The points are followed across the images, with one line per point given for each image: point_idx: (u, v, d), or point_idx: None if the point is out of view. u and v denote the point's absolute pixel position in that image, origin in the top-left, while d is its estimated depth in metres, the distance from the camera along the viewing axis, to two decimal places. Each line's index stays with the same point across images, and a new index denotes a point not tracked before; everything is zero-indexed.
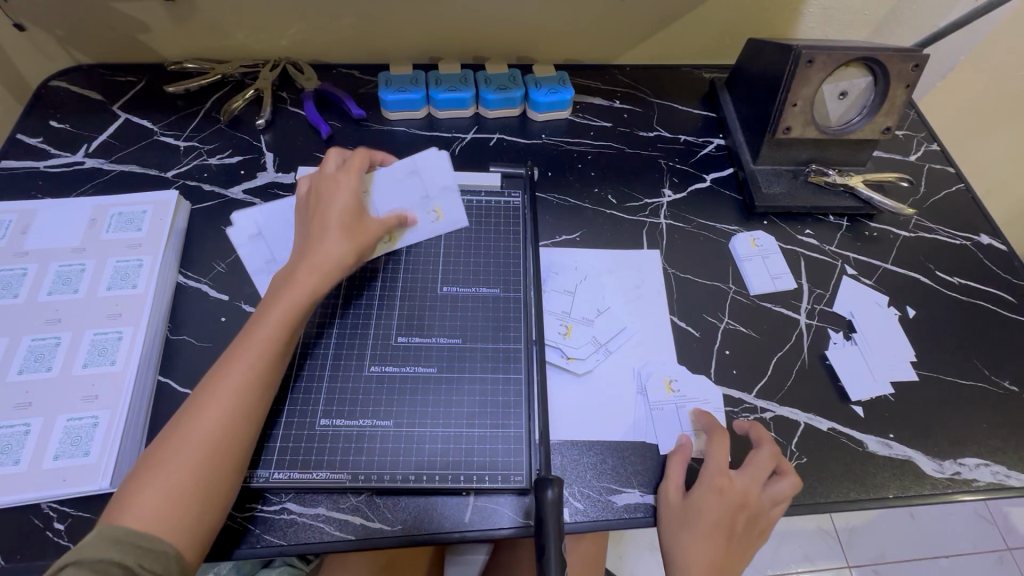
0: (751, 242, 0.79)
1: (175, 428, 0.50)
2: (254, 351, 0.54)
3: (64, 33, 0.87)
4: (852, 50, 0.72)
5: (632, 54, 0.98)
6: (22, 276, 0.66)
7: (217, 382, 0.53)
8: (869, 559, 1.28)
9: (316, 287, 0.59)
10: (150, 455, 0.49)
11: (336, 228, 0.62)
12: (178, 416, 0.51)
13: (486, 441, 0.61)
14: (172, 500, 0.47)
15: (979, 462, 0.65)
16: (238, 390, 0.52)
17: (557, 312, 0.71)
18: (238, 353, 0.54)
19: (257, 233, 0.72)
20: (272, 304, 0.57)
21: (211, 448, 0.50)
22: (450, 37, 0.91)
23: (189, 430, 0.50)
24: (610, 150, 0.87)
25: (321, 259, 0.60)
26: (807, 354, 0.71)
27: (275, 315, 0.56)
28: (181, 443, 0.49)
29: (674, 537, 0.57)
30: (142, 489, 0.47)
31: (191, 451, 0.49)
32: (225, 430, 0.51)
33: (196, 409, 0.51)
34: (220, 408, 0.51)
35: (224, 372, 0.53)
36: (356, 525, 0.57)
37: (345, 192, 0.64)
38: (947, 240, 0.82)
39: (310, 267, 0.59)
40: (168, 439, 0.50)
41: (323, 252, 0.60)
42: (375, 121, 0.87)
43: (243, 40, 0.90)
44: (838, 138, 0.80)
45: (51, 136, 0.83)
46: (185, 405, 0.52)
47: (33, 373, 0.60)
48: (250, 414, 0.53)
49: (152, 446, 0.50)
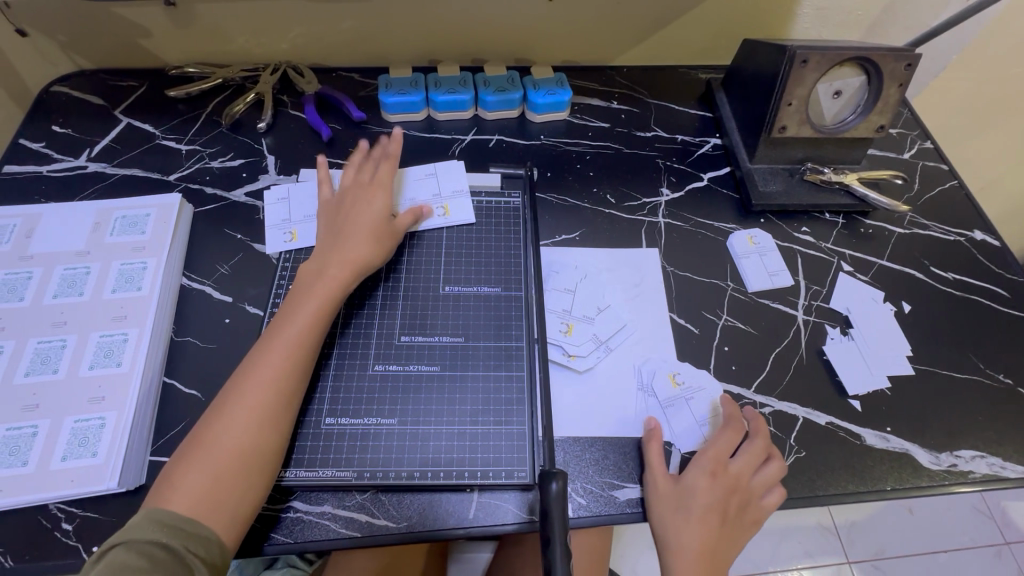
0: (749, 240, 0.80)
1: (212, 421, 0.54)
2: (285, 344, 0.58)
3: (65, 38, 0.87)
4: (846, 50, 0.73)
5: (629, 55, 0.99)
6: (27, 279, 0.67)
7: (249, 375, 0.57)
8: (869, 554, 1.29)
9: (342, 286, 0.64)
10: (189, 447, 0.53)
11: (360, 231, 0.67)
12: (213, 410, 0.55)
13: (490, 438, 0.62)
14: (212, 487, 0.51)
15: (974, 454, 0.66)
16: (272, 380, 0.56)
17: (558, 310, 0.72)
18: (269, 348, 0.58)
19: (285, 196, 0.78)
20: (302, 301, 0.62)
21: (248, 437, 0.53)
22: (449, 39, 0.92)
23: (226, 421, 0.54)
24: (608, 151, 0.88)
25: (345, 260, 0.65)
26: (804, 350, 0.72)
27: (301, 314, 0.61)
28: (218, 435, 0.53)
29: (664, 520, 0.58)
30: (183, 477, 0.51)
31: (228, 441, 0.53)
32: (259, 420, 0.54)
33: (231, 402, 0.55)
34: (253, 400, 0.55)
35: (255, 366, 0.57)
36: (362, 523, 0.58)
37: (368, 200, 0.70)
38: (942, 236, 0.83)
39: (334, 267, 0.64)
40: (209, 429, 0.54)
41: (349, 253, 0.65)
42: (376, 123, 0.88)
43: (244, 44, 0.90)
44: (833, 136, 0.81)
45: (53, 140, 0.84)
46: (220, 399, 0.56)
47: (39, 375, 0.61)
48: (286, 403, 0.56)
49: (191, 438, 0.54)
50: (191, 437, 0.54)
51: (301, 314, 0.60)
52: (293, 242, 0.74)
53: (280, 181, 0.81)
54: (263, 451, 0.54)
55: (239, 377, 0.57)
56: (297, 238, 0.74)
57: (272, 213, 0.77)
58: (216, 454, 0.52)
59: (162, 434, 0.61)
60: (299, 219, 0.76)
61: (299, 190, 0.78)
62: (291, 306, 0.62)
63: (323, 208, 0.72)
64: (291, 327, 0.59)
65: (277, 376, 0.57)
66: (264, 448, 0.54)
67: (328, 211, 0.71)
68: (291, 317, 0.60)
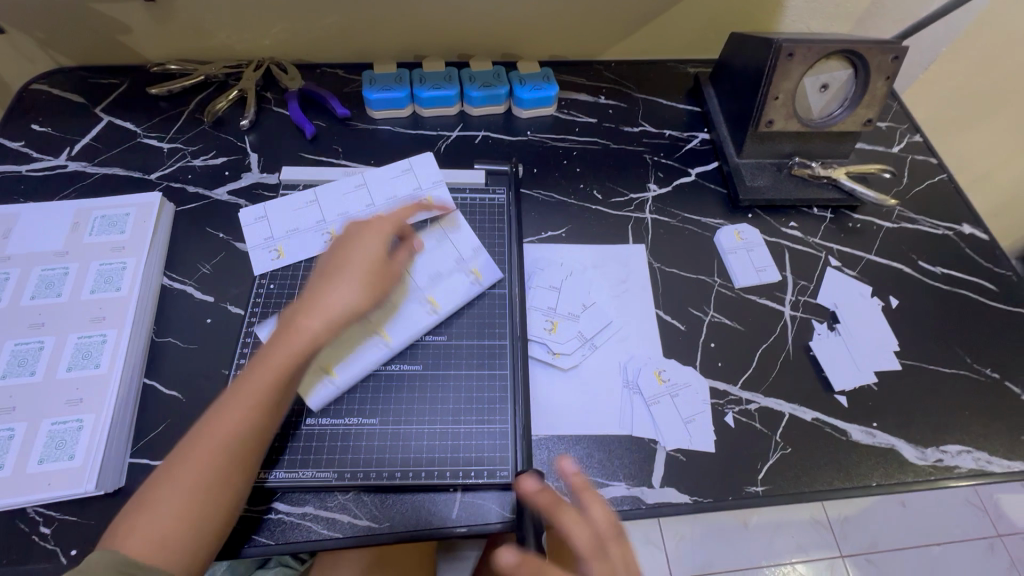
0: (736, 235, 0.79)
1: (172, 461, 0.52)
2: (263, 383, 0.55)
3: (44, 35, 0.86)
4: (832, 43, 0.72)
5: (617, 50, 0.98)
6: (4, 280, 0.66)
7: (219, 413, 0.54)
8: (862, 548, 1.29)
9: (324, 325, 0.58)
10: (149, 486, 0.51)
11: (354, 275, 0.61)
12: (177, 450, 0.53)
13: (472, 437, 0.61)
14: (172, 528, 0.49)
15: (961, 449, 0.66)
16: (246, 420, 0.53)
17: (542, 308, 0.72)
18: (240, 391, 0.54)
19: (262, 215, 0.74)
20: (284, 335, 0.57)
21: (206, 480, 0.51)
22: (435, 35, 0.91)
23: (186, 464, 0.51)
24: (594, 146, 0.88)
25: (330, 306, 0.59)
26: (791, 346, 0.72)
27: (281, 350, 0.56)
28: (179, 477, 0.51)
29: None
30: (141, 518, 0.49)
31: (187, 484, 0.50)
32: (220, 461, 0.51)
33: (193, 444, 0.52)
34: (215, 443, 0.52)
35: (224, 408, 0.54)
36: (344, 523, 0.57)
37: (364, 243, 0.64)
38: (930, 231, 0.83)
39: (318, 313, 0.58)
40: (178, 460, 0.51)
41: (336, 296, 0.59)
42: (360, 120, 0.87)
43: (226, 41, 0.89)
44: (821, 130, 0.80)
45: (33, 139, 0.83)
46: (184, 439, 0.53)
47: (16, 377, 0.60)
48: (254, 441, 0.53)
49: (152, 477, 0.52)
50: (153, 475, 0.52)
51: (275, 360, 0.56)
52: (280, 260, 0.72)
53: (262, 179, 0.80)
54: (223, 494, 0.51)
55: (214, 411, 0.54)
56: (284, 254, 0.72)
57: (252, 234, 0.73)
58: (174, 497, 0.50)
59: (142, 435, 0.61)
60: (283, 235, 0.73)
61: (276, 205, 0.75)
62: (268, 349, 0.57)
63: (331, 243, 0.67)
64: (264, 373, 0.55)
65: (243, 421, 0.53)
66: (227, 489, 0.51)
67: (329, 248, 0.65)
68: (266, 361, 0.56)
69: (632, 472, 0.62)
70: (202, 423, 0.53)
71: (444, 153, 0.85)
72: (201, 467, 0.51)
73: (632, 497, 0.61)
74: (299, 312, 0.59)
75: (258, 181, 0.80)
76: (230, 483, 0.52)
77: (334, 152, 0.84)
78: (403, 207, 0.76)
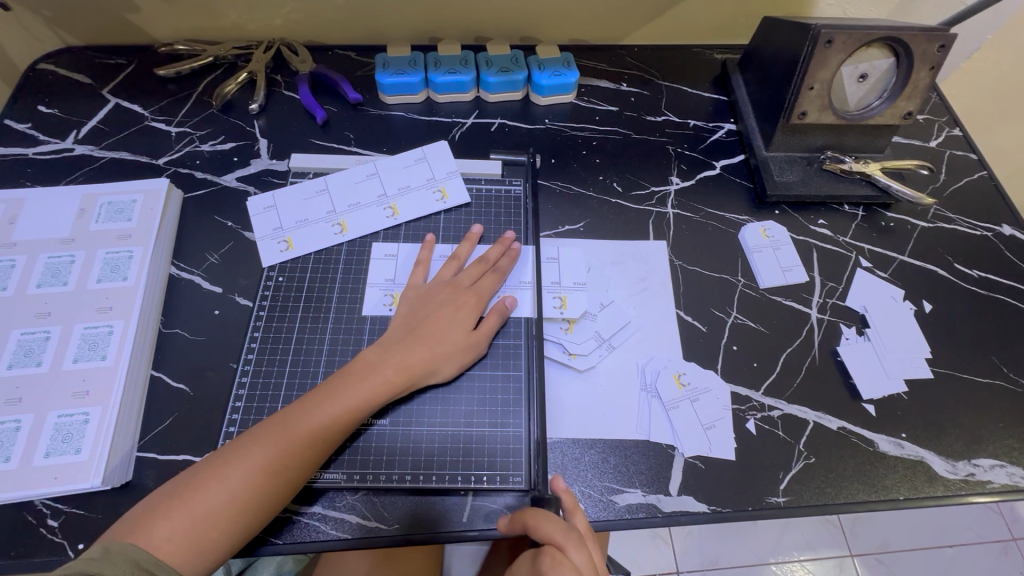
0: (762, 233, 0.76)
1: (211, 464, 0.51)
2: (322, 420, 0.54)
3: (50, 13, 0.83)
4: (875, 29, 0.67)
5: (640, 34, 0.93)
6: (11, 267, 0.65)
7: (271, 432, 0.53)
8: (872, 548, 1.27)
9: (394, 384, 0.57)
10: (180, 485, 0.50)
11: (435, 338, 0.61)
12: (218, 454, 0.52)
13: (485, 440, 0.60)
14: (194, 533, 0.48)
15: (994, 463, 0.63)
16: (298, 452, 0.52)
17: (547, 283, 0.70)
18: (296, 415, 0.54)
19: (272, 204, 0.73)
20: (354, 380, 0.56)
21: (237, 496, 0.50)
22: (450, 17, 0.87)
23: (223, 472, 0.50)
24: (615, 136, 0.84)
25: (400, 363, 0.58)
26: (817, 350, 0.69)
27: (348, 395, 0.55)
28: (221, 476, 0.50)
29: None
30: (165, 518, 0.48)
31: (223, 490, 0.49)
32: (256, 479, 0.50)
33: (235, 455, 0.51)
34: (258, 460, 0.51)
35: (276, 430, 0.53)
36: (352, 524, 0.56)
37: (459, 313, 0.63)
38: (968, 231, 0.78)
39: (389, 366, 0.58)
40: (219, 466, 0.51)
41: (414, 355, 0.59)
42: (373, 105, 0.84)
43: (235, 20, 0.86)
44: (857, 123, 0.76)
45: (39, 121, 0.81)
46: (232, 445, 0.53)
47: (22, 367, 0.59)
48: (299, 473, 0.52)
49: (186, 474, 0.51)
50: (193, 469, 0.51)
51: (336, 400, 0.55)
52: (289, 251, 0.70)
53: (272, 166, 0.78)
54: (251, 511, 0.50)
55: (268, 428, 0.53)
56: (293, 246, 0.70)
57: (262, 223, 0.72)
58: (207, 502, 0.49)
59: (149, 429, 0.60)
60: (292, 225, 0.71)
61: (286, 195, 0.73)
62: (333, 385, 0.57)
63: (408, 295, 0.65)
64: (322, 411, 0.54)
65: (291, 448, 0.52)
66: (258, 507, 0.50)
67: (412, 306, 0.64)
68: (329, 396, 0.55)
69: (648, 478, 0.60)
70: (253, 436, 0.53)
71: (458, 141, 0.82)
72: (234, 481, 0.50)
73: (647, 504, 0.59)
74: (374, 362, 0.58)
75: (268, 168, 0.78)
76: (260, 501, 0.50)
77: (345, 138, 0.81)
78: (416, 196, 0.74)
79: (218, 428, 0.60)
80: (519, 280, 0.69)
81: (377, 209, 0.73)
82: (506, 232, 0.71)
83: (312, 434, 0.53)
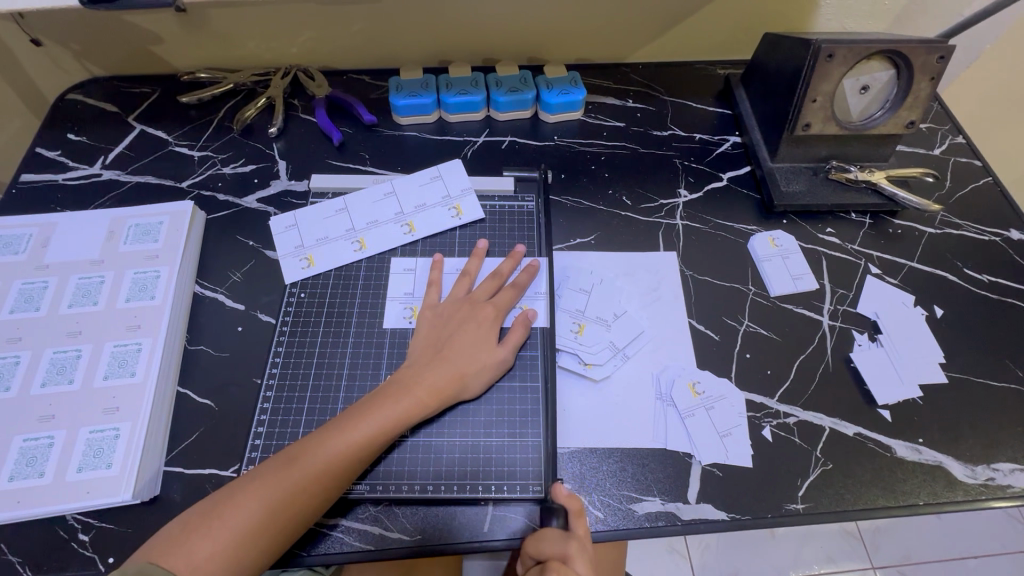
0: (771, 242, 0.77)
1: (245, 483, 0.52)
2: (352, 442, 0.55)
3: (79, 46, 0.87)
4: (874, 43, 0.69)
5: (646, 51, 0.96)
6: (44, 289, 0.67)
7: (303, 452, 0.54)
8: (894, 560, 1.25)
9: (423, 405, 0.58)
10: (215, 502, 0.51)
11: (462, 357, 0.62)
12: (251, 473, 0.53)
13: (505, 451, 0.61)
14: (227, 549, 0.49)
15: (1013, 468, 0.63)
16: (329, 473, 0.53)
17: (570, 310, 0.71)
18: (329, 436, 0.55)
19: (293, 223, 0.75)
20: (386, 402, 0.58)
21: (272, 513, 0.51)
22: (461, 40, 0.90)
23: (258, 491, 0.51)
24: (623, 151, 0.86)
25: (430, 384, 0.59)
26: (830, 357, 0.69)
27: (379, 417, 0.56)
28: (254, 494, 0.51)
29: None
30: (200, 536, 0.49)
31: (256, 508, 0.51)
32: (288, 497, 0.52)
33: (268, 474, 0.53)
34: (290, 479, 0.52)
35: (310, 449, 0.54)
36: (376, 536, 0.57)
37: (481, 330, 0.64)
38: (976, 236, 0.79)
39: (419, 388, 0.59)
40: (253, 484, 0.52)
41: (442, 375, 0.60)
42: (386, 126, 0.87)
43: (255, 48, 0.90)
44: (860, 134, 0.78)
45: (69, 148, 0.84)
46: (265, 465, 0.54)
47: (55, 385, 0.61)
48: (330, 493, 0.53)
49: (220, 492, 0.52)
50: (226, 487, 0.53)
51: (368, 422, 0.56)
52: (310, 268, 0.72)
53: (291, 187, 0.80)
54: (285, 528, 0.51)
55: (299, 448, 0.54)
56: (314, 263, 0.72)
57: (283, 240, 0.74)
58: (239, 521, 0.50)
59: (176, 444, 0.61)
60: (313, 243, 0.74)
61: (307, 215, 0.76)
62: (363, 406, 0.58)
63: (429, 313, 0.66)
64: (353, 432, 0.55)
65: (321, 467, 0.53)
66: (292, 523, 0.52)
67: (434, 325, 0.65)
68: (361, 418, 0.56)
69: (667, 486, 0.60)
70: (286, 456, 0.54)
71: (470, 159, 0.84)
72: (269, 499, 0.51)
73: (667, 512, 0.59)
74: (404, 383, 0.59)
75: (287, 189, 0.80)
76: (292, 518, 0.51)
77: (361, 158, 0.84)
78: (431, 213, 0.76)
79: (242, 444, 0.61)
80: (535, 290, 0.71)
81: (394, 226, 0.75)
82: (517, 246, 0.73)
83: (342, 455, 0.54)
